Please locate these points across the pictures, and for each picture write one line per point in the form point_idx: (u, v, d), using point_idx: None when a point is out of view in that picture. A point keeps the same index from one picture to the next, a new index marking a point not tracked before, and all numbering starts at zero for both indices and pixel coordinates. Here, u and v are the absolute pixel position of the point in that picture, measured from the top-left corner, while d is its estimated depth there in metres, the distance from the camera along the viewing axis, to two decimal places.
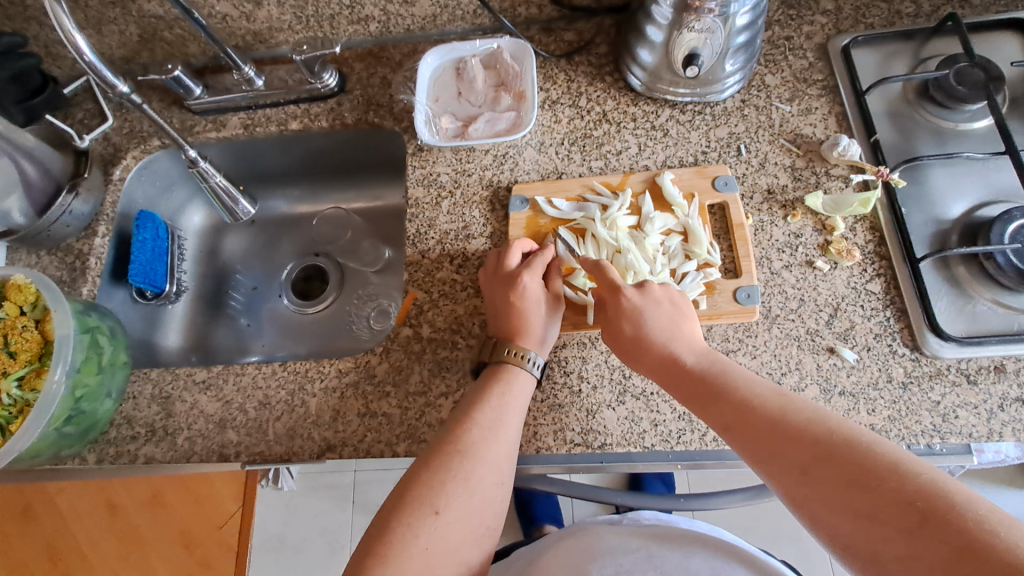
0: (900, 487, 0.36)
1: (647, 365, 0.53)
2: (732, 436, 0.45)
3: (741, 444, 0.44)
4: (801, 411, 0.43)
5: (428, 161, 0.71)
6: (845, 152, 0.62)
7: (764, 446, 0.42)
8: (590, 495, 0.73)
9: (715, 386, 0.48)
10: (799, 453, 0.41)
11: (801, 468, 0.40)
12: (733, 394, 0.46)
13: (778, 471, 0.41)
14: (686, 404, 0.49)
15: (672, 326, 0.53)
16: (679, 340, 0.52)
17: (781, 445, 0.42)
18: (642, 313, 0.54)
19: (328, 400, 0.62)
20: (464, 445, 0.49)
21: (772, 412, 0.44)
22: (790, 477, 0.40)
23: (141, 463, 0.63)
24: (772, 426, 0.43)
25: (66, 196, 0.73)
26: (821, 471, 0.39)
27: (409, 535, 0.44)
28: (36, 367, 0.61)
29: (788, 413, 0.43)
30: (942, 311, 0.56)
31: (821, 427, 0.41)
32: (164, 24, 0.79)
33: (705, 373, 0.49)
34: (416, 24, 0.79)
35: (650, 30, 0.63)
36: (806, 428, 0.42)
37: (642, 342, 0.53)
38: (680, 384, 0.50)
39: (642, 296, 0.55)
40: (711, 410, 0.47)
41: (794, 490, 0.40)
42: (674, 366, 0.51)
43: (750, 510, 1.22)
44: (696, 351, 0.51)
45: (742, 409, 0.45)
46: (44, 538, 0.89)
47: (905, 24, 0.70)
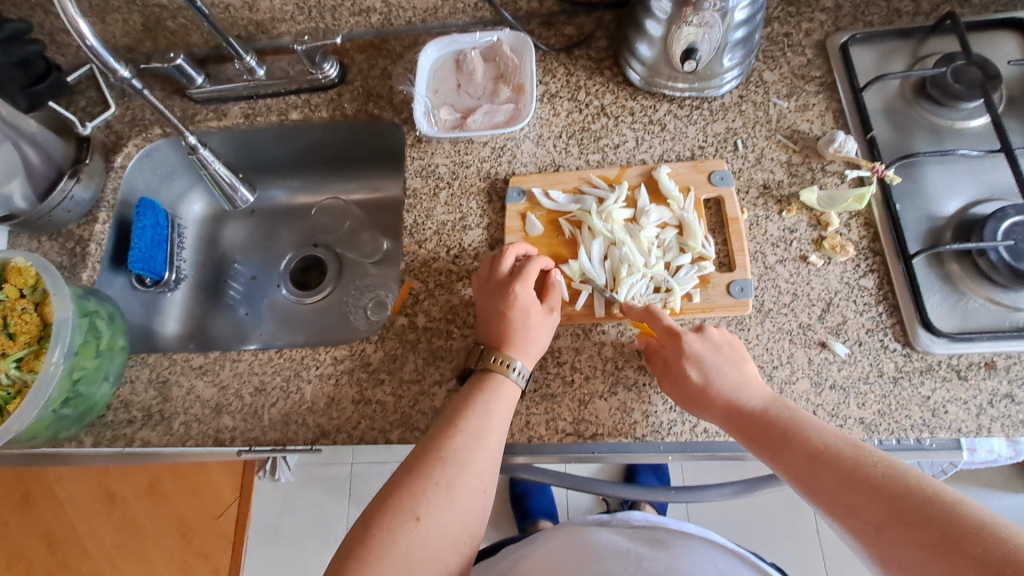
0: (982, 552, 0.35)
1: (716, 413, 0.53)
2: (809, 489, 0.46)
3: (817, 498, 0.45)
4: (875, 466, 0.43)
5: (426, 152, 0.72)
6: (840, 149, 0.63)
7: (842, 502, 0.43)
8: (581, 485, 0.73)
9: (786, 436, 0.48)
10: (876, 510, 0.41)
11: (879, 526, 0.40)
12: (804, 443, 0.47)
13: (858, 528, 0.42)
14: (757, 454, 0.50)
15: (739, 369, 0.53)
16: (748, 388, 0.52)
17: (857, 502, 0.42)
18: (705, 361, 0.53)
19: (323, 387, 0.62)
20: (447, 452, 0.49)
21: (845, 466, 0.44)
22: (870, 535, 0.41)
23: (137, 446, 0.64)
24: (847, 480, 0.43)
25: (67, 182, 0.73)
26: (900, 530, 0.39)
27: (389, 540, 0.44)
28: (35, 349, 0.61)
29: (864, 468, 0.43)
30: (934, 307, 0.57)
31: (900, 483, 0.41)
32: (168, 13, 0.80)
33: (776, 422, 0.49)
34: (418, 17, 0.79)
35: (649, 25, 0.63)
36: (884, 484, 0.42)
37: (709, 390, 0.52)
38: (749, 432, 0.50)
39: (703, 341, 0.55)
40: (784, 462, 0.47)
41: (873, 549, 0.41)
42: (743, 412, 0.51)
43: (745, 507, 1.22)
44: (766, 396, 0.52)
45: (817, 462, 0.45)
46: (42, 526, 0.87)
47: (904, 22, 0.70)
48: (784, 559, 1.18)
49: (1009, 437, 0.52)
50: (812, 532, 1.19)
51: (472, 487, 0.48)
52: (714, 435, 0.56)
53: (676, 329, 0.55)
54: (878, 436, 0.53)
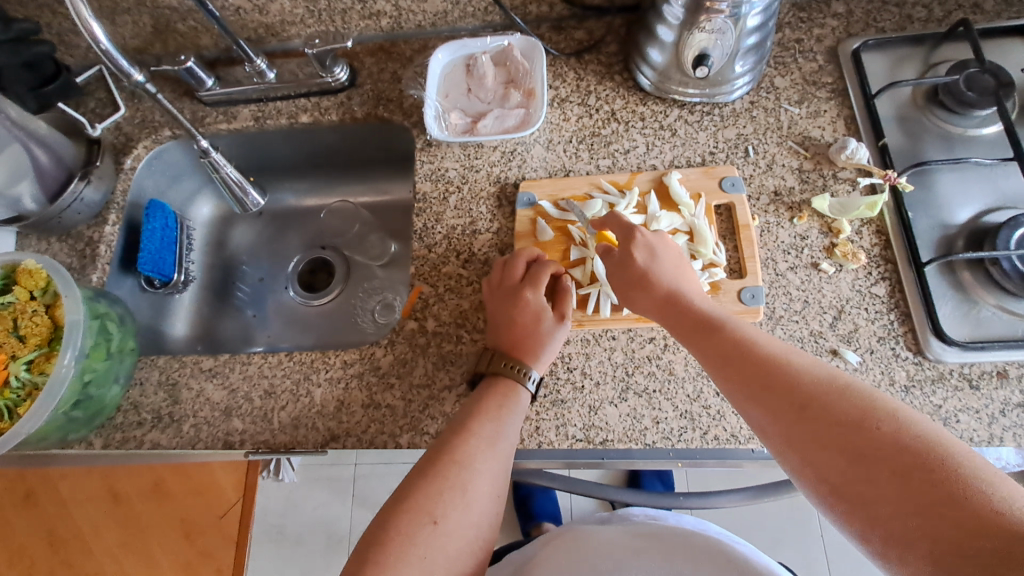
0: (896, 432, 0.36)
1: (650, 306, 0.53)
2: (729, 374, 0.45)
3: (736, 379, 0.44)
4: (798, 358, 0.43)
5: (436, 156, 0.72)
6: (853, 155, 0.62)
7: (760, 384, 0.43)
8: (591, 491, 0.73)
9: (716, 326, 0.48)
10: (796, 393, 0.41)
11: (795, 406, 0.40)
12: (732, 333, 0.47)
13: (773, 407, 0.41)
14: (682, 343, 0.50)
15: (679, 271, 0.54)
16: (686, 288, 0.53)
17: (777, 384, 0.42)
18: (653, 256, 0.55)
19: (333, 391, 0.62)
20: (461, 455, 0.49)
21: (771, 355, 0.44)
22: (783, 415, 0.41)
23: (147, 449, 0.64)
24: (770, 365, 0.43)
25: (78, 183, 0.73)
26: (816, 412, 0.39)
27: (407, 544, 0.44)
28: (46, 351, 0.62)
29: (788, 358, 0.43)
30: (946, 315, 0.57)
31: (819, 371, 0.42)
32: (178, 15, 0.80)
33: (707, 315, 0.49)
34: (428, 20, 0.79)
35: (661, 30, 0.63)
36: (804, 372, 0.42)
37: (648, 280, 0.54)
38: (680, 325, 0.50)
39: (654, 236, 0.57)
40: (710, 349, 0.47)
41: (784, 428, 0.40)
42: (678, 307, 0.51)
43: (751, 513, 1.22)
44: (700, 296, 0.52)
45: (742, 349, 0.45)
46: (46, 525, 0.86)
47: (916, 28, 0.70)
48: (789, 564, 1.18)
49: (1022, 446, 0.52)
50: (817, 537, 1.19)
51: (486, 491, 0.48)
52: (725, 442, 0.55)
53: (631, 228, 0.57)
54: None
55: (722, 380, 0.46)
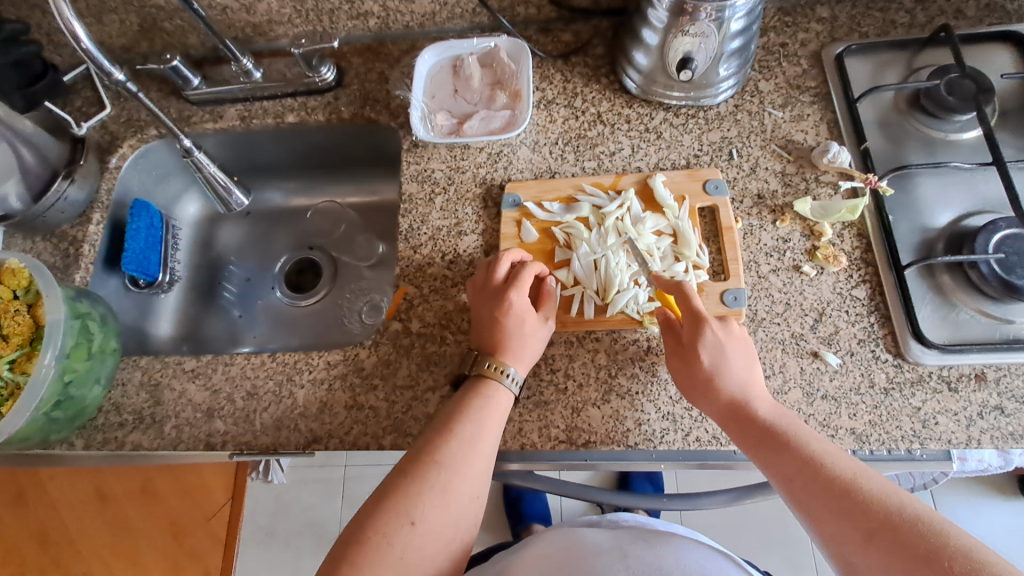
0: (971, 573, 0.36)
1: (714, 407, 0.52)
2: (796, 490, 0.45)
3: (803, 498, 0.45)
4: (870, 480, 0.44)
5: (423, 157, 0.72)
6: (835, 159, 0.63)
7: (830, 505, 0.43)
8: (576, 493, 0.73)
9: (783, 438, 0.48)
10: (868, 519, 0.41)
11: (867, 533, 0.41)
12: (800, 448, 0.47)
13: (845, 532, 0.42)
14: (748, 453, 0.50)
15: (745, 372, 0.52)
16: (750, 389, 0.52)
17: (848, 509, 0.42)
18: (723, 350, 0.53)
19: (316, 392, 0.62)
20: (442, 456, 0.49)
21: (841, 475, 0.44)
22: (856, 543, 0.41)
23: (128, 450, 0.63)
24: (840, 487, 0.43)
25: (61, 182, 0.73)
26: (889, 541, 0.40)
27: (384, 544, 0.44)
28: (28, 351, 0.61)
29: (860, 480, 0.44)
30: (926, 318, 0.57)
31: (892, 499, 0.42)
32: (164, 14, 0.80)
33: (774, 426, 0.49)
34: (416, 21, 0.79)
35: (646, 33, 0.64)
36: (876, 497, 0.42)
37: (714, 380, 0.52)
38: (745, 429, 0.50)
39: (724, 332, 0.54)
40: (778, 461, 0.47)
41: (858, 557, 0.41)
42: (743, 411, 0.51)
43: (738, 514, 1.23)
44: (765, 399, 0.51)
45: (810, 465, 0.45)
46: (36, 524, 0.84)
47: (899, 33, 0.70)
48: (777, 566, 1.19)
49: (999, 448, 0.53)
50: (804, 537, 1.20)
51: (467, 492, 0.48)
52: (706, 443, 0.56)
53: (699, 312, 0.54)
54: (869, 446, 0.54)
55: (789, 497, 0.46)
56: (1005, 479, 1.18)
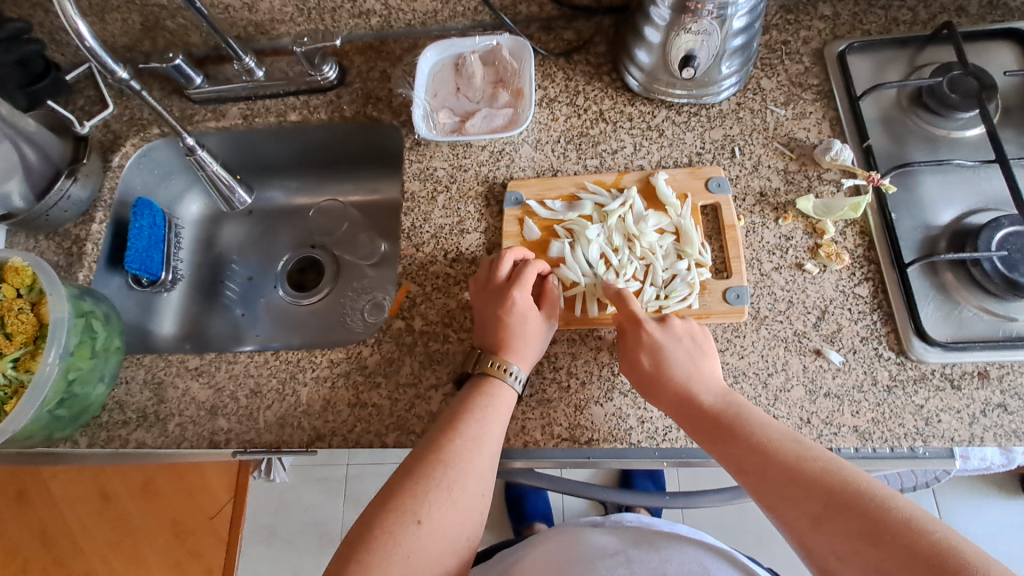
0: (912, 543, 0.37)
1: (666, 403, 0.53)
2: (748, 479, 0.46)
3: (755, 486, 0.45)
4: (817, 460, 0.44)
5: (425, 155, 0.72)
6: (838, 157, 0.63)
7: (780, 491, 0.44)
8: (578, 491, 0.73)
9: (729, 427, 0.49)
10: (814, 500, 0.42)
11: (815, 515, 0.41)
12: (748, 435, 0.47)
13: (795, 516, 0.42)
14: (701, 445, 0.50)
15: (691, 364, 0.53)
16: (697, 380, 0.52)
17: (796, 493, 0.43)
18: (663, 348, 0.54)
19: (319, 390, 0.62)
20: (447, 455, 0.49)
21: (789, 459, 0.45)
22: (806, 526, 0.42)
23: (132, 448, 0.63)
24: (788, 472, 0.44)
25: (64, 181, 0.73)
26: (835, 521, 0.40)
27: (391, 543, 0.44)
28: (31, 349, 0.62)
29: (805, 462, 0.44)
30: (928, 315, 0.57)
31: (836, 477, 0.43)
32: (166, 13, 0.80)
33: (722, 416, 0.49)
34: (417, 20, 0.79)
35: (648, 31, 0.64)
36: (823, 477, 0.43)
37: (661, 375, 0.53)
38: (695, 422, 0.50)
39: (663, 333, 0.54)
40: (728, 453, 0.48)
41: (809, 539, 0.41)
42: (693, 404, 0.51)
43: (740, 512, 1.23)
44: (712, 388, 0.52)
45: (758, 453, 0.46)
46: (37, 523, 0.84)
47: (901, 31, 0.70)
48: (779, 565, 1.19)
49: (1002, 446, 0.53)
50: None
51: (472, 490, 0.48)
52: None
53: (638, 317, 0.56)
54: (872, 444, 0.54)
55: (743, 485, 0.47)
56: (1006, 477, 1.18)
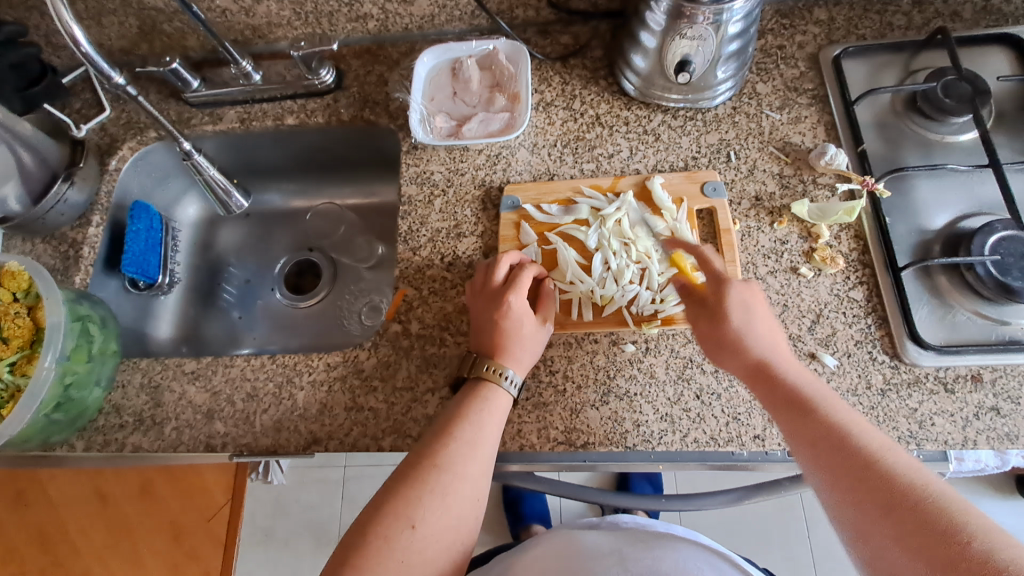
0: (987, 551, 0.34)
1: (742, 369, 0.52)
2: (814, 454, 0.44)
3: (821, 463, 0.43)
4: (899, 456, 0.41)
5: (422, 159, 0.72)
6: (832, 161, 0.63)
7: (847, 472, 0.41)
8: (575, 494, 0.73)
9: (805, 401, 0.47)
10: (885, 489, 0.39)
11: (882, 504, 0.39)
12: (826, 414, 0.45)
13: (857, 499, 0.40)
14: (772, 417, 0.49)
15: (772, 340, 0.52)
16: (779, 357, 0.51)
17: (867, 478, 0.40)
18: (748, 309, 0.53)
19: (316, 394, 0.62)
20: (442, 459, 0.49)
21: (867, 446, 0.42)
22: (867, 511, 0.39)
23: (129, 452, 0.63)
24: (863, 457, 0.42)
25: (61, 185, 0.73)
26: (904, 512, 0.38)
27: (386, 547, 0.44)
28: (28, 353, 0.61)
29: (884, 453, 0.42)
30: (922, 319, 0.57)
31: (917, 475, 0.40)
32: (164, 16, 0.80)
33: (800, 392, 0.48)
34: (414, 23, 0.79)
35: (644, 36, 0.64)
36: (900, 471, 0.40)
37: (741, 337, 0.52)
38: (771, 392, 0.49)
39: (748, 293, 0.54)
40: (796, 422, 0.46)
41: (867, 524, 0.39)
42: (772, 374, 0.50)
43: (737, 514, 1.23)
44: (794, 367, 0.50)
45: (835, 432, 0.44)
46: (35, 524, 0.84)
47: (896, 35, 0.71)
48: (776, 566, 1.19)
49: (995, 449, 0.53)
50: (803, 537, 1.20)
51: (467, 494, 0.48)
52: (704, 445, 0.56)
53: (723, 276, 0.55)
54: None
55: (807, 462, 0.45)
56: (1001, 478, 1.19)
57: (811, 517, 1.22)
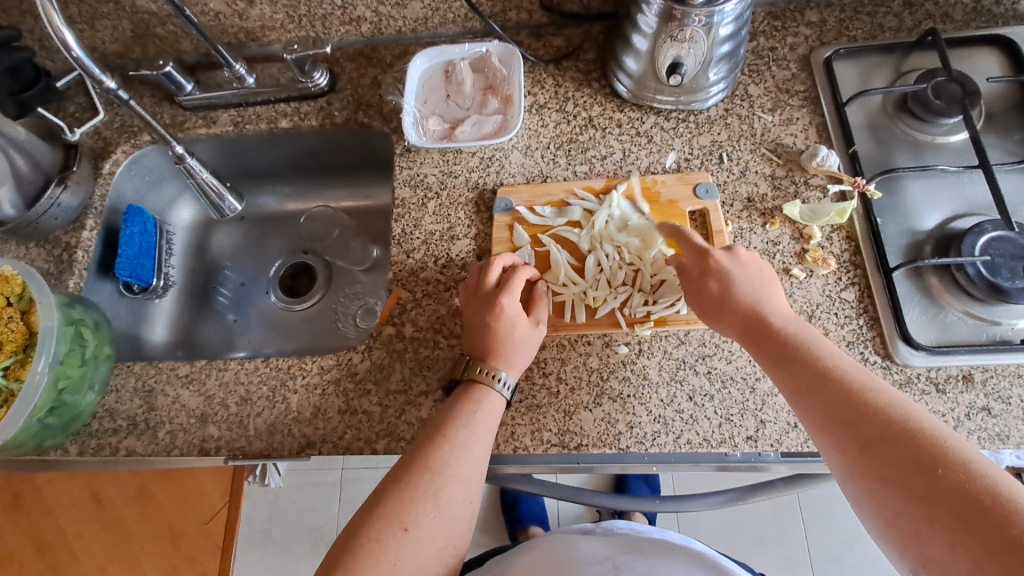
0: (965, 482, 0.36)
1: (730, 329, 0.53)
2: (801, 399, 0.46)
3: (809, 406, 0.45)
4: (879, 392, 0.43)
5: (416, 162, 0.72)
6: (824, 163, 0.63)
7: (833, 413, 0.43)
8: (570, 496, 0.73)
9: (798, 352, 0.48)
10: (868, 428, 0.41)
11: (865, 441, 0.41)
12: (812, 360, 0.47)
13: (842, 439, 0.42)
14: (762, 365, 0.50)
15: (759, 293, 0.53)
16: (767, 309, 0.52)
17: (851, 418, 0.42)
18: (731, 274, 0.54)
19: (310, 397, 0.62)
20: (435, 462, 0.49)
21: (850, 386, 0.44)
22: (851, 450, 0.42)
23: (123, 455, 0.63)
24: (846, 396, 0.43)
25: (55, 189, 0.73)
26: (885, 449, 0.40)
27: (378, 551, 0.44)
28: (21, 357, 0.61)
29: (872, 395, 0.43)
30: (914, 320, 0.58)
31: (896, 410, 0.42)
32: (157, 20, 0.80)
33: (787, 339, 0.49)
34: (408, 26, 0.79)
35: (636, 39, 0.64)
36: (882, 408, 0.42)
37: (727, 300, 0.53)
38: (759, 343, 0.50)
39: (729, 260, 0.55)
40: (789, 376, 0.47)
41: (851, 461, 0.41)
42: (760, 326, 0.51)
43: (733, 515, 1.23)
44: (785, 316, 0.51)
45: (819, 375, 0.45)
46: (32, 530, 0.83)
47: (887, 37, 0.71)
48: (772, 565, 1.19)
49: (986, 449, 0.53)
50: (800, 536, 1.21)
51: (459, 497, 0.48)
52: (697, 446, 0.56)
53: (704, 248, 0.56)
54: None
55: (796, 405, 0.46)
56: None
57: (807, 517, 1.22)
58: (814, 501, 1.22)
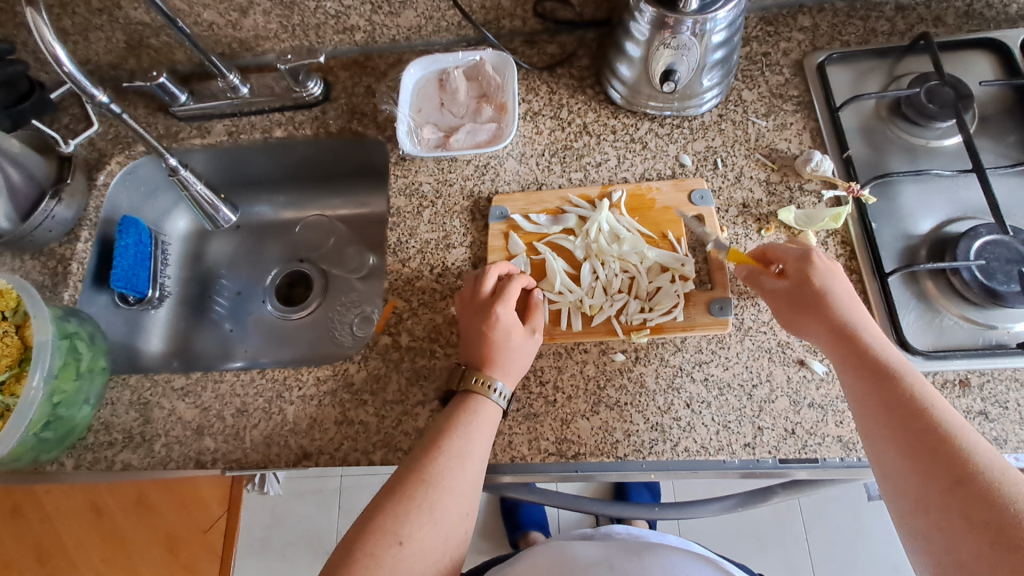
0: None
1: (819, 335, 0.52)
2: (890, 420, 0.45)
3: (898, 430, 0.44)
4: (974, 438, 0.42)
5: (410, 170, 0.72)
6: (818, 167, 0.63)
7: (924, 443, 0.43)
8: (570, 503, 0.73)
9: (890, 374, 0.47)
10: (960, 466, 0.41)
11: (953, 478, 0.40)
12: (909, 387, 0.46)
13: (930, 469, 0.41)
14: (848, 380, 0.49)
15: (858, 311, 0.52)
16: (863, 327, 0.51)
17: (944, 453, 0.42)
18: (832, 282, 0.53)
19: (306, 408, 0.62)
20: (430, 474, 0.49)
21: (945, 423, 0.43)
22: (939, 482, 0.41)
23: (118, 469, 0.63)
24: (942, 432, 0.43)
25: (49, 201, 0.73)
26: (975, 489, 0.39)
27: (373, 565, 0.44)
28: (16, 372, 0.61)
29: (964, 436, 0.42)
30: (909, 324, 0.58)
31: (991, 460, 0.41)
32: (151, 31, 0.80)
33: (882, 361, 0.48)
34: (402, 35, 0.79)
35: (629, 46, 0.64)
36: (975, 454, 0.41)
37: (823, 306, 0.52)
38: (851, 356, 0.49)
39: (834, 269, 0.54)
40: (872, 387, 0.47)
41: (932, 492, 0.41)
42: (853, 341, 0.50)
43: (733, 518, 1.23)
44: (879, 339, 0.50)
45: (915, 404, 0.45)
46: (31, 539, 0.78)
47: (880, 41, 0.71)
48: (773, 568, 1.19)
49: None
50: (801, 540, 1.20)
51: (455, 509, 0.48)
52: (695, 453, 0.56)
53: (809, 253, 0.55)
54: (855, 454, 0.54)
55: (880, 426, 0.46)
56: None
57: (807, 519, 1.22)
58: (814, 503, 1.22)
